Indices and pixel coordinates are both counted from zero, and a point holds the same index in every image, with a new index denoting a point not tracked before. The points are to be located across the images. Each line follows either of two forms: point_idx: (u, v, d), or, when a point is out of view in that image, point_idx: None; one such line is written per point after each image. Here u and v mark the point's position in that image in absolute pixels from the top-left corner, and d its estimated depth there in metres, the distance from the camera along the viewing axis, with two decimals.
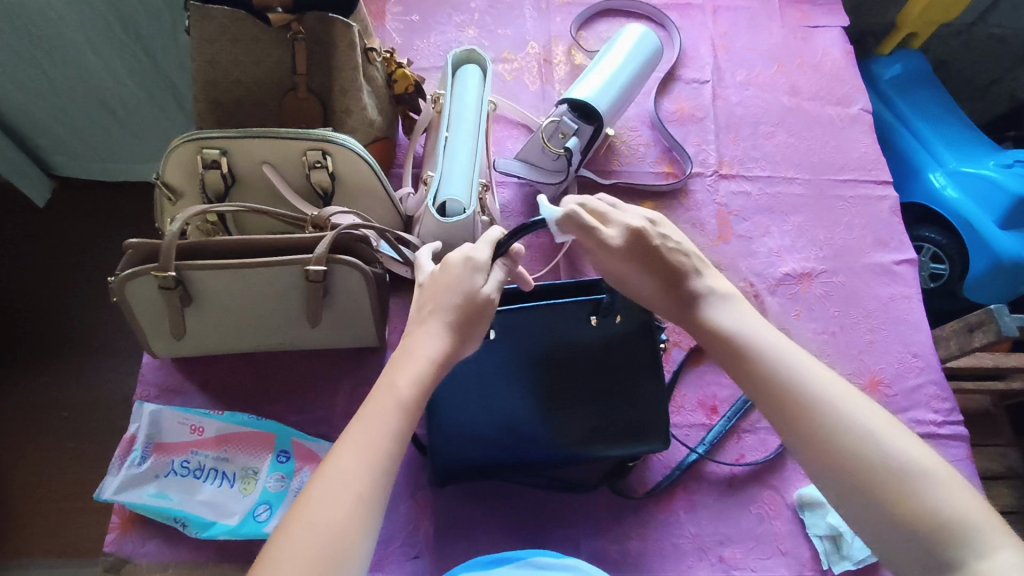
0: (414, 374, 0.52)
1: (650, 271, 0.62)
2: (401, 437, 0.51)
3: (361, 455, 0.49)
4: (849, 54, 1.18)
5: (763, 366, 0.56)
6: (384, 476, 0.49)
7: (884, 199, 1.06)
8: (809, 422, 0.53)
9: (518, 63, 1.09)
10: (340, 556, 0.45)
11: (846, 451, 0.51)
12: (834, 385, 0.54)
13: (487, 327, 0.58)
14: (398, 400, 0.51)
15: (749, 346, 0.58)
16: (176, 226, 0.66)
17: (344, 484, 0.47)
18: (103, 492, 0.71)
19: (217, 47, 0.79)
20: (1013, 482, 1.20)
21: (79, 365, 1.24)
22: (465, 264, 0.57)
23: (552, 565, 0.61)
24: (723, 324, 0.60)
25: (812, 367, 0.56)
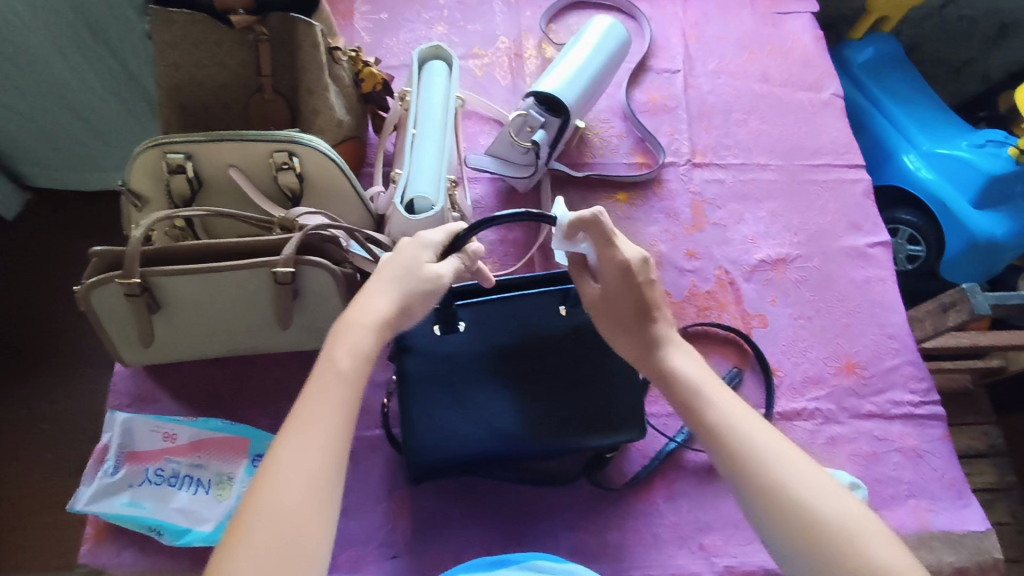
0: (352, 346, 0.53)
1: (636, 297, 0.63)
2: (347, 408, 0.51)
3: (307, 435, 0.49)
4: (819, 39, 1.19)
5: (714, 415, 0.56)
6: (335, 451, 0.49)
7: (857, 182, 1.06)
8: (754, 472, 0.52)
9: (489, 58, 1.09)
10: (302, 535, 0.45)
11: (790, 506, 0.49)
12: (783, 443, 0.53)
13: (433, 303, 0.60)
14: (338, 373, 0.52)
15: (703, 394, 0.58)
16: (139, 232, 0.65)
17: (295, 466, 0.47)
18: (76, 503, 0.70)
19: (178, 50, 0.78)
20: (995, 459, 1.21)
21: (58, 377, 1.23)
22: (415, 243, 0.60)
23: (552, 570, 0.59)
24: (681, 369, 0.60)
25: (764, 425, 0.55)
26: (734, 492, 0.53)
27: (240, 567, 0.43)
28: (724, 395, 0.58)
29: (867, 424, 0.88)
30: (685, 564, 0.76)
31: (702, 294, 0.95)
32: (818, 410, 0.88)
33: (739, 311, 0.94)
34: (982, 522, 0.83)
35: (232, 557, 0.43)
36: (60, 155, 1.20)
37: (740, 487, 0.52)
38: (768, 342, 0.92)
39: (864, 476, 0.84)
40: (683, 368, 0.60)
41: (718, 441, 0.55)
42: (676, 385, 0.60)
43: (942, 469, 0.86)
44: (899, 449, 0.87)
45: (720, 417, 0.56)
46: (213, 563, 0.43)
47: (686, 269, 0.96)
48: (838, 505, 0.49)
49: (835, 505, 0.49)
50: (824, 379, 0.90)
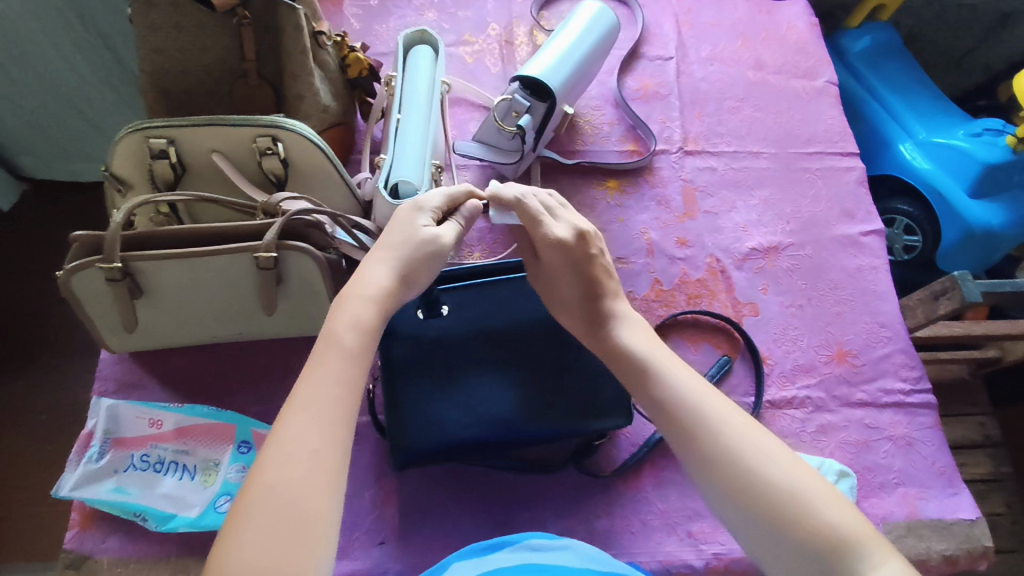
0: (353, 318, 0.54)
1: (576, 278, 0.66)
2: (349, 380, 0.52)
3: (311, 411, 0.49)
4: (814, 26, 1.18)
5: (661, 391, 0.57)
6: (339, 425, 0.49)
7: (850, 170, 1.05)
8: (701, 447, 0.53)
9: (479, 45, 1.08)
10: (311, 509, 0.45)
11: (735, 479, 0.51)
12: (725, 410, 0.55)
13: (436, 269, 0.61)
14: (341, 348, 0.53)
15: (650, 367, 0.60)
16: (120, 217, 0.64)
17: (300, 442, 0.47)
18: (60, 489, 0.70)
19: (161, 34, 0.77)
20: (991, 450, 1.20)
21: (52, 368, 1.23)
22: (411, 207, 0.62)
23: (547, 547, 0.59)
24: (628, 343, 0.62)
25: (710, 396, 0.56)
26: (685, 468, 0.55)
27: (247, 544, 0.43)
28: (672, 371, 0.59)
29: (858, 412, 0.87)
30: (673, 551, 0.76)
31: (693, 282, 0.94)
32: (809, 398, 0.87)
33: (730, 299, 0.93)
34: (972, 511, 0.82)
35: (241, 538, 0.43)
36: (50, 145, 1.20)
37: (689, 462, 0.54)
38: (760, 331, 0.91)
39: (854, 465, 0.83)
40: (632, 344, 0.62)
41: (666, 418, 0.56)
42: (627, 364, 0.61)
43: (933, 458, 0.85)
44: (890, 438, 0.86)
45: (666, 393, 0.57)
46: (224, 545, 0.43)
47: (677, 257, 0.95)
48: (785, 473, 0.50)
49: (780, 473, 0.50)
50: (816, 367, 0.90)
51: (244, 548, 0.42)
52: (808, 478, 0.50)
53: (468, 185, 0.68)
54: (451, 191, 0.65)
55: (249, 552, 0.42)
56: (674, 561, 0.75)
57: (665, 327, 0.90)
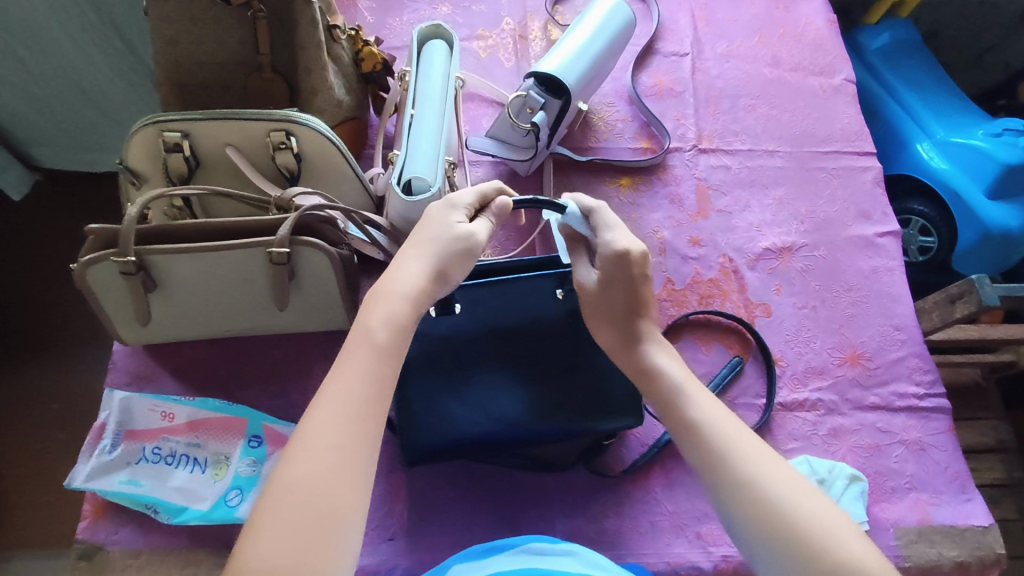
0: (386, 315, 0.54)
1: (634, 288, 0.65)
2: (378, 377, 0.52)
3: (341, 408, 0.49)
4: (832, 23, 1.16)
5: (693, 416, 0.59)
6: (369, 424, 0.49)
7: (867, 170, 1.04)
8: (729, 474, 0.54)
9: (493, 40, 1.07)
10: (337, 508, 0.45)
11: (761, 508, 0.51)
12: (751, 442, 0.56)
13: (469, 267, 0.61)
14: (371, 344, 0.53)
15: (681, 392, 0.61)
16: (134, 210, 0.64)
17: (329, 439, 0.47)
18: (73, 481, 0.70)
19: (176, 27, 0.77)
20: (1002, 455, 1.18)
21: (64, 357, 1.24)
22: (445, 205, 0.61)
23: (551, 551, 0.58)
24: (661, 368, 0.63)
25: (743, 432, 0.57)
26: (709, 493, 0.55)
27: (271, 538, 0.43)
28: (706, 402, 0.60)
29: (871, 415, 0.87)
30: (681, 552, 0.75)
31: (705, 282, 0.93)
32: (821, 400, 0.86)
33: (742, 300, 0.93)
34: (985, 517, 0.82)
35: (265, 528, 0.43)
36: (64, 136, 1.20)
37: (713, 485, 0.55)
38: (772, 332, 0.91)
39: (865, 468, 0.83)
40: (667, 370, 0.63)
41: (696, 443, 0.57)
42: (658, 387, 0.62)
43: (945, 463, 0.85)
44: (902, 442, 0.85)
45: (698, 418, 0.58)
46: (248, 533, 0.43)
47: (690, 256, 0.95)
48: (812, 510, 0.50)
49: (808, 509, 0.50)
50: (828, 370, 0.89)
51: (265, 543, 0.42)
52: (835, 518, 0.50)
53: (497, 182, 0.67)
54: (482, 187, 0.64)
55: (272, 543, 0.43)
56: (682, 562, 0.75)
57: (676, 327, 0.89)
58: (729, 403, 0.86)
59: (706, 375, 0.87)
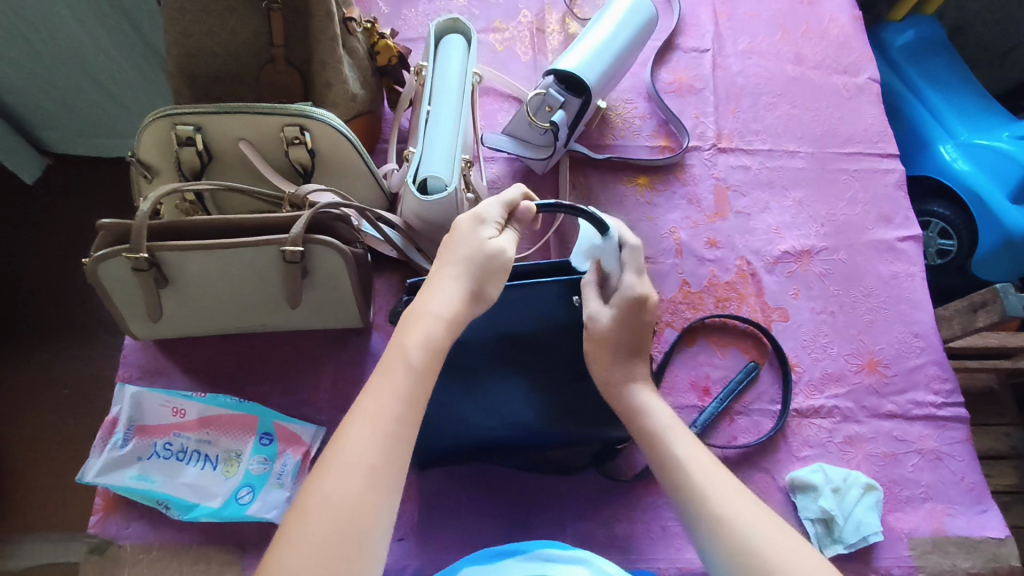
0: (423, 335, 0.53)
1: (641, 335, 0.67)
2: (413, 397, 0.51)
3: (373, 425, 0.48)
4: (858, 19, 1.13)
5: (674, 460, 0.59)
6: (399, 446, 0.48)
7: (889, 172, 1.02)
8: (704, 519, 0.54)
9: (510, 32, 1.05)
10: (362, 528, 0.44)
11: (736, 551, 0.51)
12: (730, 485, 0.56)
13: (505, 282, 0.59)
14: (407, 364, 0.52)
15: (660, 433, 0.62)
16: (147, 206, 0.63)
17: (360, 457, 0.47)
18: (85, 475, 0.70)
19: (189, 17, 0.75)
20: (1017, 462, 1.17)
21: (75, 342, 1.24)
22: (473, 220, 0.59)
23: (563, 558, 0.54)
24: (646, 407, 0.64)
25: (722, 479, 0.57)
26: (688, 537, 0.56)
27: (299, 553, 0.42)
28: (689, 446, 0.60)
29: (887, 423, 0.85)
30: (692, 558, 0.75)
31: (722, 284, 0.92)
32: (837, 408, 0.85)
33: (759, 303, 0.91)
34: (1001, 529, 0.80)
35: (293, 542, 0.43)
36: (76, 121, 1.19)
37: (693, 523, 0.55)
38: (788, 337, 0.89)
39: (880, 477, 0.82)
40: (652, 414, 0.64)
41: (675, 487, 0.57)
42: (642, 429, 0.63)
43: (962, 473, 0.83)
44: (918, 451, 0.84)
45: (678, 462, 0.59)
46: (277, 544, 0.43)
47: (706, 258, 0.93)
48: (783, 556, 0.49)
49: (778, 552, 0.50)
50: (845, 377, 0.87)
51: (294, 556, 0.42)
52: (806, 564, 0.49)
53: (521, 186, 0.64)
54: (507, 196, 0.62)
55: (299, 558, 0.42)
56: (692, 569, 0.74)
57: (691, 331, 0.88)
58: (744, 408, 0.85)
59: (720, 380, 0.86)
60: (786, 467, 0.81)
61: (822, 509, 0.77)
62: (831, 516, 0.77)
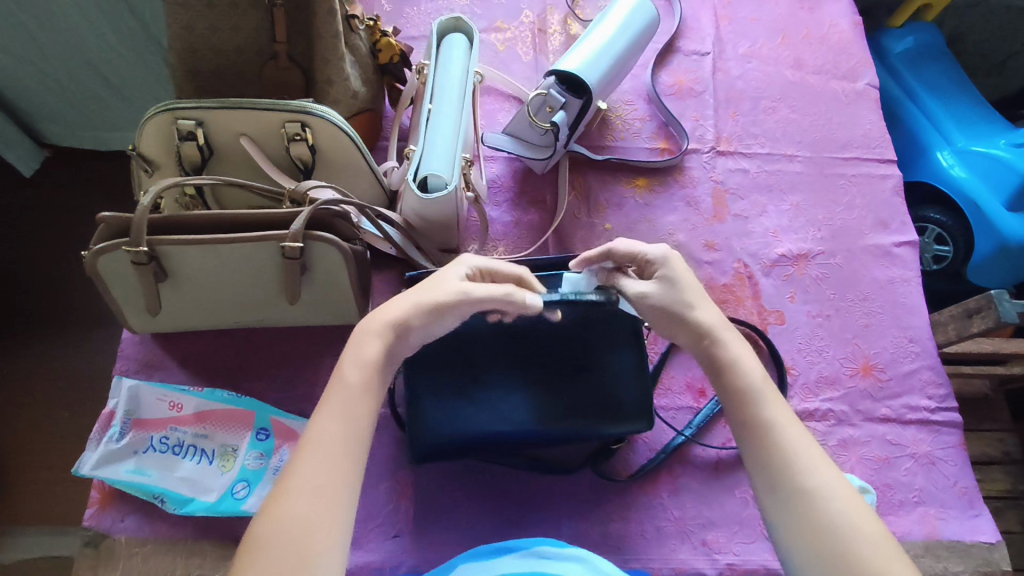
0: (359, 356, 0.54)
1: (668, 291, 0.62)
2: (357, 415, 0.52)
3: (317, 444, 0.50)
4: (857, 25, 1.14)
5: (763, 419, 0.55)
6: (345, 460, 0.50)
7: (887, 177, 1.03)
8: (788, 491, 0.51)
9: (512, 32, 1.05)
10: (313, 545, 0.45)
11: (818, 527, 0.48)
12: (824, 466, 0.52)
13: (437, 322, 0.57)
14: (345, 386, 0.53)
15: (753, 390, 0.56)
16: (148, 200, 0.63)
17: (307, 473, 0.48)
18: (81, 468, 0.70)
19: (192, 12, 0.75)
20: (1009, 468, 1.17)
21: (72, 336, 1.24)
22: (456, 261, 0.61)
23: (557, 555, 0.54)
24: (742, 364, 0.58)
25: (814, 450, 0.53)
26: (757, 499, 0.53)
27: None
28: (782, 410, 0.55)
29: (881, 427, 0.86)
30: (686, 559, 0.75)
31: (719, 287, 0.92)
32: (832, 411, 0.86)
33: (756, 306, 0.92)
34: (992, 534, 0.81)
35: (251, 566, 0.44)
36: (76, 113, 1.19)
37: (772, 489, 0.51)
38: (785, 340, 0.90)
39: (874, 481, 0.82)
40: (744, 367, 0.58)
41: (758, 448, 0.54)
42: (727, 381, 0.58)
43: (955, 478, 0.84)
44: (912, 455, 0.85)
45: (770, 425, 0.54)
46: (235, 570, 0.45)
47: (704, 261, 0.94)
48: (868, 541, 0.47)
49: (866, 538, 0.47)
50: (840, 380, 0.88)
51: None
52: (887, 555, 0.47)
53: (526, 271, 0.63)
54: (502, 265, 0.61)
55: None
56: (686, 569, 0.75)
57: None
58: None
59: None
60: None
61: None
62: None
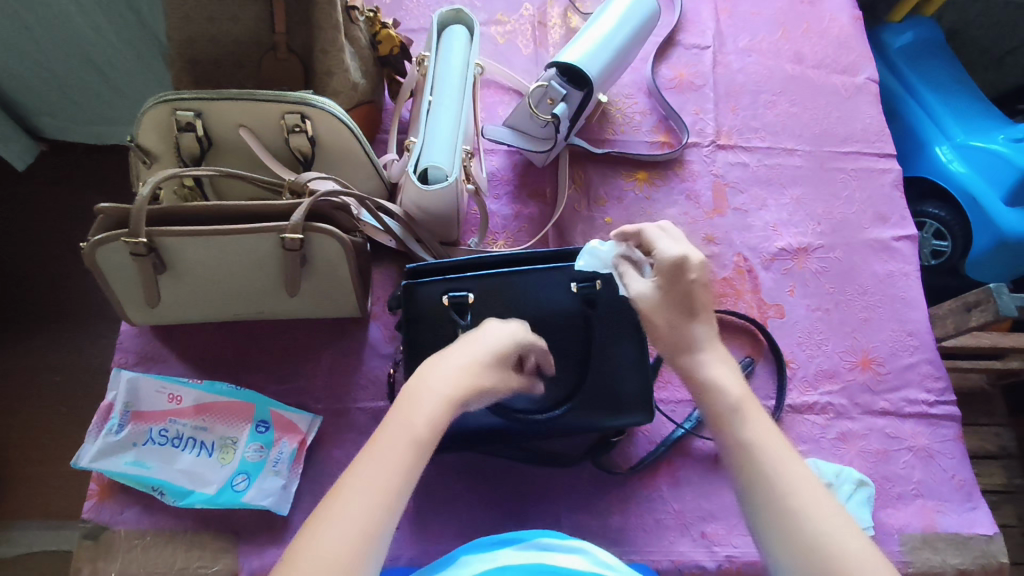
0: (431, 411, 0.46)
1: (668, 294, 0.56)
2: (412, 475, 0.44)
3: (363, 499, 0.42)
4: (857, 19, 1.14)
5: (738, 439, 0.50)
6: (386, 531, 0.41)
7: (886, 172, 1.03)
8: (769, 516, 0.45)
9: (512, 25, 1.05)
10: None
11: (804, 556, 0.43)
12: (806, 483, 0.46)
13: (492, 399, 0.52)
14: (412, 437, 0.45)
15: (727, 406, 0.51)
16: (146, 190, 0.63)
17: (343, 531, 0.40)
18: (80, 460, 0.70)
19: (190, 3, 0.74)
20: (1005, 462, 1.18)
21: (70, 330, 1.23)
22: (512, 336, 0.55)
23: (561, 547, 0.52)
24: (718, 380, 0.53)
25: (795, 467, 0.47)
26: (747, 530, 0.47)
27: None
28: (760, 423, 0.50)
29: (880, 420, 0.86)
30: (685, 551, 0.75)
31: (719, 280, 0.92)
32: (830, 404, 0.86)
33: (756, 299, 0.92)
34: (989, 526, 0.81)
35: None
36: (73, 106, 1.18)
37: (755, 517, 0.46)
38: (784, 333, 0.90)
39: (872, 474, 0.83)
40: (721, 383, 0.53)
41: (736, 467, 0.49)
42: (706, 400, 0.52)
43: (953, 471, 0.84)
44: (910, 448, 0.85)
45: (747, 443, 0.49)
46: None
47: (704, 254, 0.94)
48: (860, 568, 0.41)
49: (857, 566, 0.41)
50: (839, 373, 0.88)
51: None
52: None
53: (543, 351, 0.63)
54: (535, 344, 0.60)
55: None
56: (685, 561, 0.75)
57: None
58: None
59: None
60: None
61: None
62: None
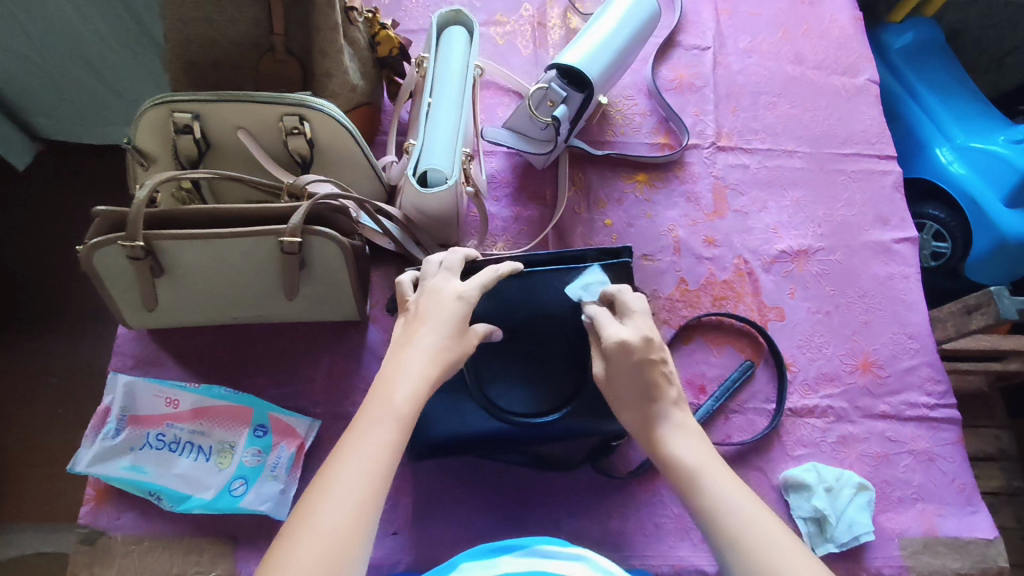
0: (409, 389, 0.50)
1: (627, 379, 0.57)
2: (397, 447, 0.48)
3: (356, 472, 0.45)
4: (858, 20, 1.13)
5: (708, 508, 0.50)
6: (377, 500, 0.45)
7: (887, 173, 1.03)
8: None
9: (512, 25, 1.04)
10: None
11: None
12: (782, 541, 0.46)
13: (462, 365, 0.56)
14: (394, 415, 0.49)
15: (694, 476, 0.52)
16: (143, 194, 0.62)
17: (340, 501, 0.43)
18: (76, 465, 0.69)
19: (188, 4, 0.74)
20: (1004, 464, 1.18)
21: (67, 332, 1.22)
22: (456, 296, 0.56)
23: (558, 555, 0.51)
24: (682, 453, 0.54)
25: (768, 525, 0.48)
26: None
27: None
28: (727, 487, 0.51)
29: (880, 424, 0.86)
30: (685, 556, 0.75)
31: (719, 283, 0.92)
32: (831, 407, 0.86)
33: (756, 302, 0.91)
34: (990, 530, 0.81)
35: None
36: (69, 106, 1.17)
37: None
38: (785, 336, 0.90)
39: (872, 477, 0.82)
40: (683, 454, 0.54)
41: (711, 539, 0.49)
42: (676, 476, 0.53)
43: (953, 474, 0.84)
44: (911, 452, 0.85)
45: (717, 511, 0.49)
46: None
47: (704, 256, 0.93)
48: None
49: None
50: (840, 377, 0.88)
51: None
52: None
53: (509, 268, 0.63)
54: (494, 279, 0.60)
55: None
56: (685, 566, 0.74)
57: (688, 327, 0.88)
58: (739, 407, 0.85)
59: (716, 378, 0.87)
60: (780, 467, 0.82)
61: (815, 508, 0.78)
62: (824, 515, 0.77)
